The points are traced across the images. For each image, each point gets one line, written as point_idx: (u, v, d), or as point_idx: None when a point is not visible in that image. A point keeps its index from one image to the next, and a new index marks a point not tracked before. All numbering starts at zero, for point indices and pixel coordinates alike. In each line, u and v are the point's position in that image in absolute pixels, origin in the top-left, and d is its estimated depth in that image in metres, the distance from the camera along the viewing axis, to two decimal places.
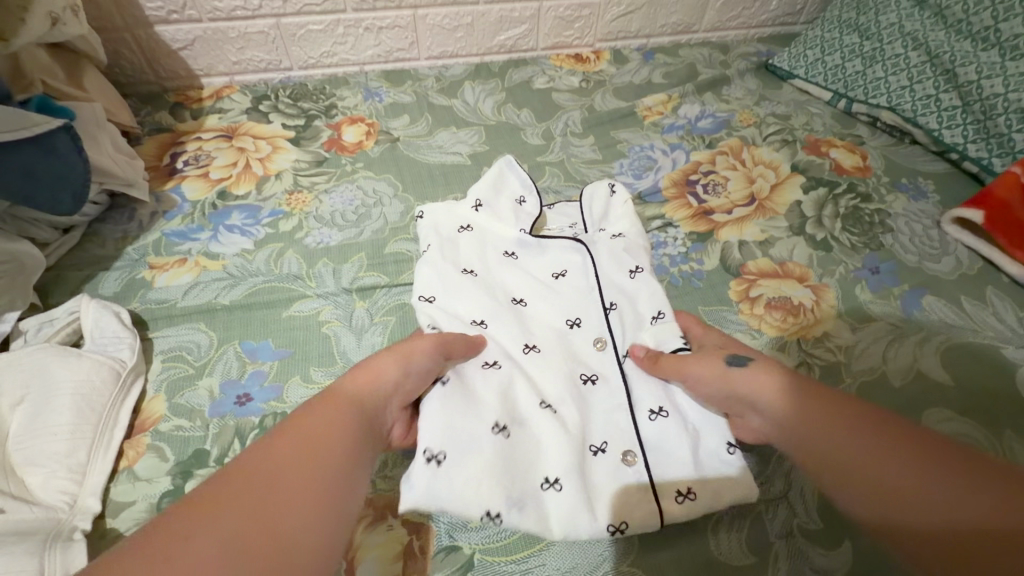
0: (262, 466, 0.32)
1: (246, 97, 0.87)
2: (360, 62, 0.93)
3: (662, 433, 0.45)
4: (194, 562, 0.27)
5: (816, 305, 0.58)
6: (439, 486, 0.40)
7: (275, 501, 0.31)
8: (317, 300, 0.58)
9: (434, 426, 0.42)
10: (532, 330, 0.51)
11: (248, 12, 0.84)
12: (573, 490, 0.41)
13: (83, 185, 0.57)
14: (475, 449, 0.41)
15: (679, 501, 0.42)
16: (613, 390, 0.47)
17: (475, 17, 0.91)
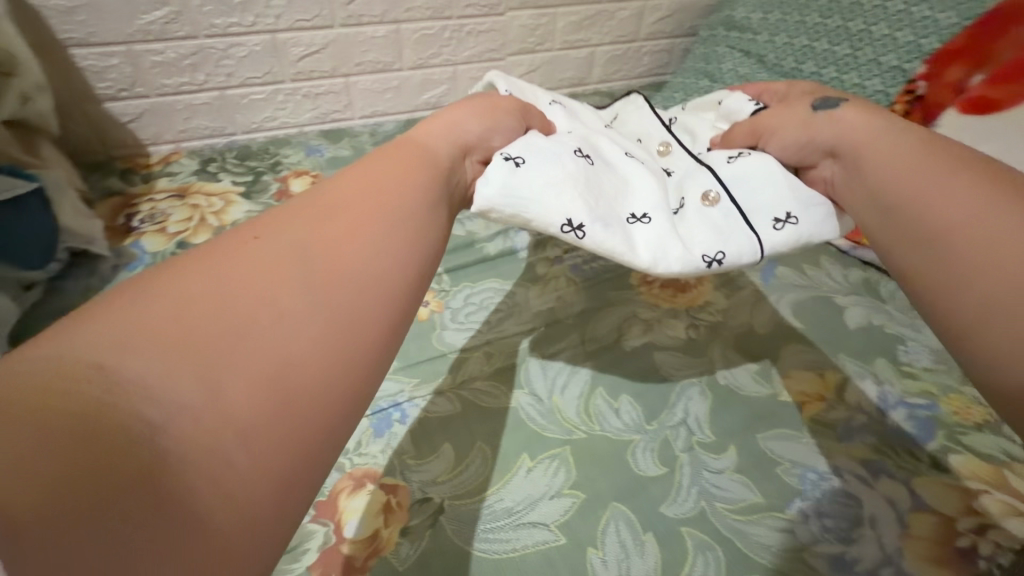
0: (331, 203, 0.37)
1: (194, 161, 0.95)
2: (300, 124, 1.04)
3: (743, 171, 0.54)
4: (271, 260, 0.31)
5: (698, 281, 0.73)
6: (514, 183, 0.49)
7: (338, 232, 0.35)
8: None
9: (520, 144, 0.52)
10: (596, 122, 0.64)
11: (194, 87, 0.93)
12: (660, 223, 0.52)
13: (53, 245, 0.66)
14: (550, 164, 0.51)
15: (778, 225, 0.51)
16: (685, 168, 0.59)
17: (401, 81, 1.06)
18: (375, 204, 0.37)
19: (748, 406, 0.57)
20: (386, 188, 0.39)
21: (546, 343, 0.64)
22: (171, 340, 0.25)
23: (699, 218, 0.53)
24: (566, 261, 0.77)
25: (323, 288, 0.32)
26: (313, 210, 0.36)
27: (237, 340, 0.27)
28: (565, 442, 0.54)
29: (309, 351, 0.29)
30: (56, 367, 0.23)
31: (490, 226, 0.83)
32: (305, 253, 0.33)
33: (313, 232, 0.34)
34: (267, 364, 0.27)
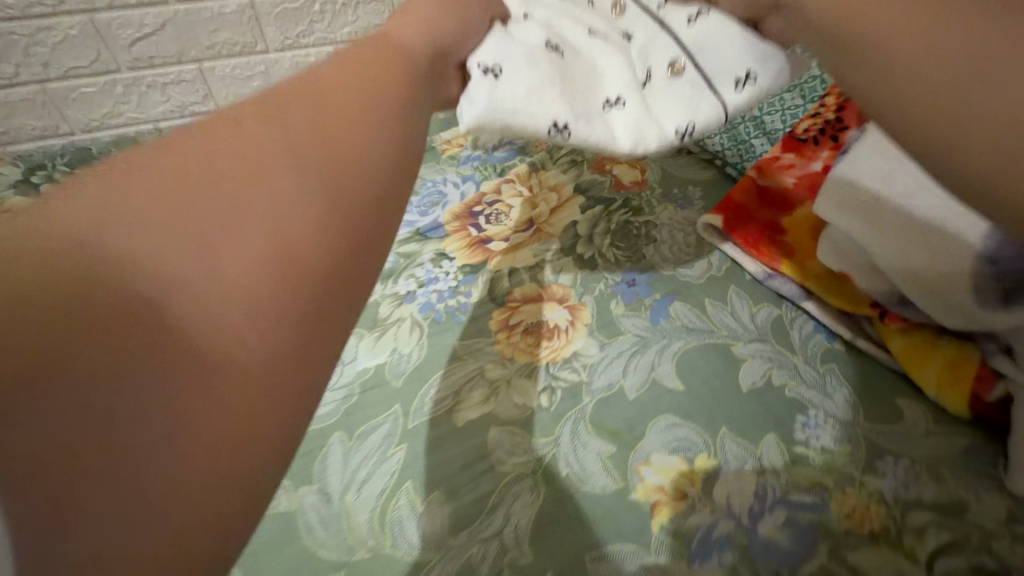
0: (322, 91, 0.35)
1: (15, 170, 0.81)
2: (152, 119, 0.90)
3: (704, 33, 0.42)
4: (257, 150, 0.31)
5: (570, 326, 0.61)
6: (498, 94, 0.39)
7: (332, 123, 0.33)
8: None
9: (487, 47, 0.41)
10: None
11: (5, 82, 0.80)
12: (636, 105, 0.42)
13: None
14: (523, 60, 0.40)
15: (740, 86, 0.41)
16: (645, 26, 0.45)
17: (269, 65, 0.90)
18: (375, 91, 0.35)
19: (583, 511, 0.46)
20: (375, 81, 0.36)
21: (359, 417, 0.52)
22: (181, 210, 0.28)
23: (665, 93, 0.43)
24: (418, 298, 0.64)
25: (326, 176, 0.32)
26: (313, 97, 0.34)
27: (241, 222, 0.29)
28: (339, 566, 0.43)
29: (316, 236, 0.30)
30: (43, 242, 0.24)
31: None
32: (308, 144, 0.32)
33: (306, 123, 0.33)
34: (278, 246, 0.29)
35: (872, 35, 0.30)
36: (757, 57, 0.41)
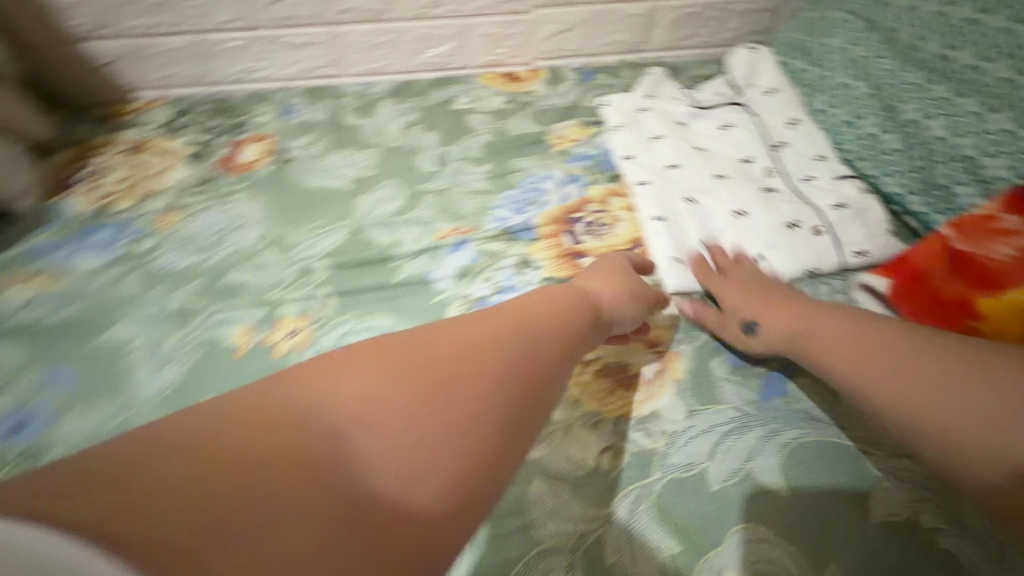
0: (490, 339, 0.41)
1: (168, 112, 0.89)
2: (285, 78, 0.92)
3: (811, 190, 0.64)
4: (418, 385, 0.36)
5: (655, 376, 0.51)
6: (635, 165, 0.70)
7: (505, 362, 0.40)
8: (130, 327, 0.57)
9: (626, 141, 0.73)
10: (692, 140, 0.72)
11: (167, 30, 0.84)
12: (777, 255, 0.58)
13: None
14: (664, 194, 0.65)
15: (856, 255, 0.58)
16: (764, 157, 0.68)
17: (397, 35, 0.88)
18: (495, 339, 0.41)
19: None
20: (526, 383, 0.40)
21: None
22: (296, 455, 0.31)
23: (807, 243, 0.59)
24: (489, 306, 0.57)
25: (470, 394, 0.37)
26: (415, 357, 0.38)
27: (399, 423, 0.34)
28: None
29: (401, 459, 0.33)
30: (204, 438, 0.30)
31: (422, 239, 0.65)
32: (477, 366, 0.38)
33: (472, 369, 0.38)
34: (416, 432, 0.34)
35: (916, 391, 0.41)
36: (868, 240, 0.59)
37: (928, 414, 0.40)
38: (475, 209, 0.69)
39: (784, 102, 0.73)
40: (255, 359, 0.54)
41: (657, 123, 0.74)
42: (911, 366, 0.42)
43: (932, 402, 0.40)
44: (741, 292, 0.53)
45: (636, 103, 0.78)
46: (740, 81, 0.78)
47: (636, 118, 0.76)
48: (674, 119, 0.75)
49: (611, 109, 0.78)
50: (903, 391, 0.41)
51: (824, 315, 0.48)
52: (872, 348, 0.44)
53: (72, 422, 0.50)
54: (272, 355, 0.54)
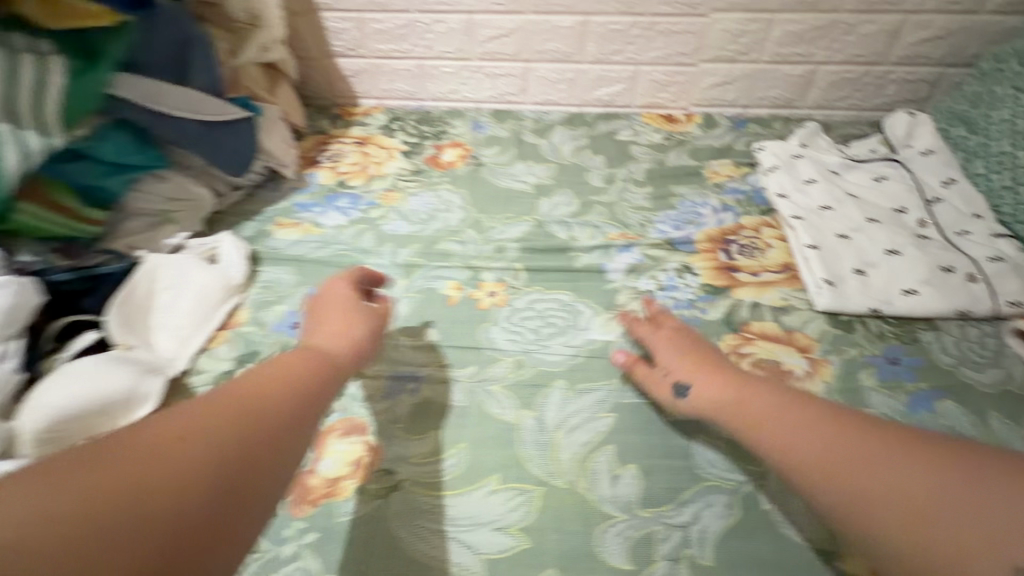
0: (277, 386, 0.43)
1: (385, 117, 1.10)
2: (477, 100, 1.11)
3: (966, 243, 0.69)
4: (210, 419, 0.37)
5: (806, 376, 0.59)
6: (789, 202, 0.78)
7: (282, 394, 0.43)
8: (371, 270, 0.74)
9: (780, 181, 0.82)
10: (845, 186, 0.79)
11: (401, 54, 1.05)
12: (928, 294, 0.64)
13: (239, 159, 0.77)
14: (817, 229, 0.73)
15: (1011, 305, 0.63)
16: (918, 209, 0.74)
17: (577, 74, 1.04)
18: (272, 392, 0.42)
19: (779, 553, 0.46)
20: (303, 411, 0.43)
21: (582, 375, 0.59)
22: (102, 460, 0.32)
23: (960, 287, 0.64)
24: (654, 299, 0.68)
25: (258, 420, 0.40)
26: (192, 407, 0.38)
27: (187, 452, 0.35)
28: (540, 482, 0.50)
29: (227, 447, 0.37)
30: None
31: (595, 237, 0.78)
32: (257, 401, 0.41)
33: (259, 403, 0.41)
34: (205, 451, 0.35)
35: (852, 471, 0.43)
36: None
37: (880, 492, 0.41)
38: (639, 220, 0.81)
39: (942, 163, 0.79)
40: (463, 307, 0.68)
41: (812, 168, 0.82)
42: (857, 440, 0.44)
43: (851, 476, 0.43)
44: (668, 345, 0.59)
45: (790, 150, 0.86)
46: (896, 140, 0.84)
47: (791, 162, 0.84)
48: (827, 166, 0.83)
49: (767, 153, 0.87)
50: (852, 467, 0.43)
51: (767, 383, 0.51)
52: (798, 424, 0.47)
53: None
54: (477, 307, 0.68)
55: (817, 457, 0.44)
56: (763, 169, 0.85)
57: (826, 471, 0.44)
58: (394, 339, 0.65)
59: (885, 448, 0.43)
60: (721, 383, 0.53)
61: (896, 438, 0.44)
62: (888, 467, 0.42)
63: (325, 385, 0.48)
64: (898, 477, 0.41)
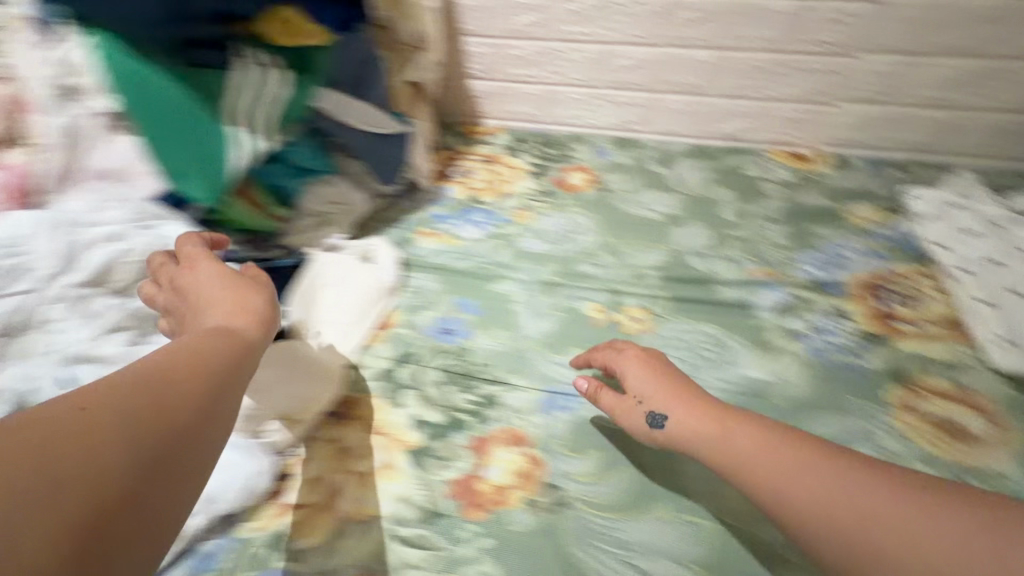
0: (183, 348, 0.43)
1: (508, 137, 1.14)
2: (598, 126, 1.12)
3: None
4: (114, 381, 0.38)
5: (984, 436, 0.58)
6: (949, 252, 0.76)
7: (199, 363, 0.42)
8: (513, 284, 0.76)
9: (937, 230, 0.79)
10: (1009, 242, 0.77)
11: (532, 79, 1.09)
12: None
13: (395, 170, 0.83)
14: (984, 285, 0.71)
15: None
16: None
17: (706, 106, 1.03)
18: (192, 363, 0.41)
19: None
20: (225, 378, 0.42)
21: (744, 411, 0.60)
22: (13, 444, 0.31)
23: None
24: (808, 340, 0.66)
25: (177, 390, 0.39)
26: (109, 386, 0.37)
27: (101, 429, 0.34)
28: (711, 516, 0.51)
29: (143, 416, 0.36)
30: None
31: (736, 272, 0.77)
32: (172, 368, 0.40)
33: (172, 368, 0.40)
34: (111, 420, 0.35)
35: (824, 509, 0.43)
36: None
37: (841, 529, 0.42)
38: (780, 258, 0.79)
39: None
40: (608, 330, 0.69)
41: (970, 220, 0.80)
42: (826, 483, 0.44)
43: (833, 515, 0.42)
44: (636, 372, 0.56)
45: (944, 198, 0.84)
46: None
47: (946, 212, 0.82)
48: (987, 219, 0.80)
49: (918, 200, 0.85)
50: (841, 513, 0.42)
51: (733, 417, 0.50)
52: (779, 462, 0.46)
53: (482, 339, 0.68)
54: (623, 331, 0.69)
55: (811, 507, 0.43)
56: (915, 217, 0.83)
57: (821, 519, 0.43)
58: (544, 355, 0.66)
59: (880, 493, 0.43)
60: (699, 414, 0.52)
61: (868, 475, 0.44)
62: (850, 498, 0.43)
63: (239, 351, 0.44)
64: (889, 511, 0.41)
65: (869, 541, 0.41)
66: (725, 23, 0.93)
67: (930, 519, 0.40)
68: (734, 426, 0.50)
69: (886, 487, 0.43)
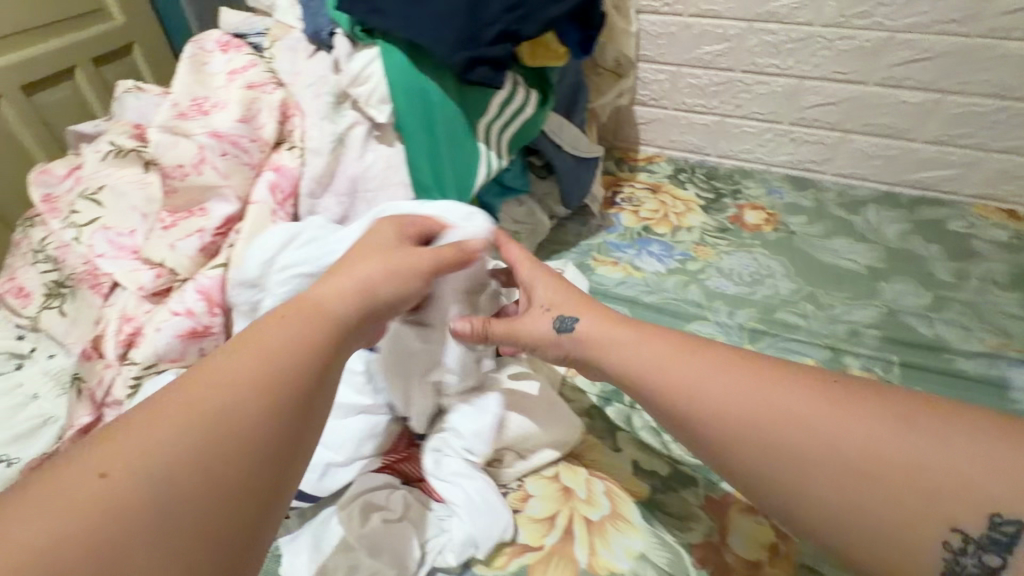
0: (289, 316, 0.36)
1: (669, 166, 1.09)
2: (770, 163, 1.05)
3: None
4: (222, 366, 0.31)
5: None
6: None
7: (299, 333, 0.34)
8: (712, 326, 0.72)
9: None
10: None
11: (705, 109, 1.04)
12: None
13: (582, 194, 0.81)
14: None
15: None
16: None
17: (904, 152, 0.95)
18: (296, 335, 0.34)
19: None
20: (330, 345, 0.35)
21: None
22: (122, 462, 0.27)
23: None
24: None
25: (282, 373, 0.32)
26: (210, 373, 0.31)
27: (212, 435, 0.28)
28: None
29: (254, 412, 0.30)
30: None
31: (971, 342, 0.69)
32: (276, 343, 0.33)
33: (273, 344, 0.33)
34: (218, 424, 0.29)
35: (733, 425, 0.39)
36: None
37: (779, 458, 0.37)
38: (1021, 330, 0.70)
39: None
40: None
41: None
42: (756, 403, 0.39)
43: (773, 445, 0.38)
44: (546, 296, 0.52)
45: None
46: None
47: None
48: None
49: None
50: (706, 406, 0.41)
51: (671, 346, 0.44)
52: (700, 373, 0.42)
53: None
54: None
55: (727, 420, 0.40)
56: None
57: (742, 434, 0.39)
58: None
59: (811, 408, 0.38)
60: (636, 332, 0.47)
61: (825, 396, 0.38)
62: (768, 406, 0.39)
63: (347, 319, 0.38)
64: (844, 445, 0.36)
65: (808, 471, 0.36)
66: (949, 65, 0.85)
67: (842, 421, 0.37)
68: (671, 349, 0.44)
69: (786, 388, 0.39)
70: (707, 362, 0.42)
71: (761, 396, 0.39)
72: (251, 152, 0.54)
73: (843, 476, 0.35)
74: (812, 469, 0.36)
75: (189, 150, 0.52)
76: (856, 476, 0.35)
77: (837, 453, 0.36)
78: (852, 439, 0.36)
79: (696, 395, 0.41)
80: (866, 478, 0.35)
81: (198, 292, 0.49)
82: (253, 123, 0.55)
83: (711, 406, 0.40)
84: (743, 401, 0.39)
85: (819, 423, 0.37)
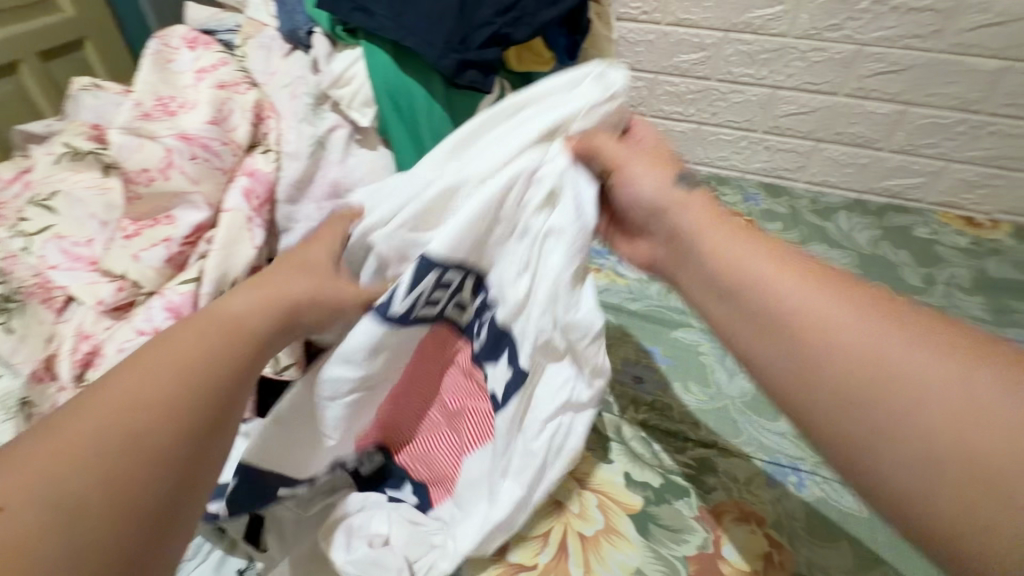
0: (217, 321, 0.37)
1: None
2: (745, 170, 1.07)
3: None
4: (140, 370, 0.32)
5: None
6: None
7: (222, 335, 0.36)
8: (696, 334, 0.71)
9: None
10: None
11: (682, 117, 1.05)
12: None
13: None
14: None
15: None
16: None
17: (872, 160, 0.98)
18: (222, 337, 0.36)
19: None
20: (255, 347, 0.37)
21: None
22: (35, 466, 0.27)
23: None
24: None
25: (199, 374, 0.34)
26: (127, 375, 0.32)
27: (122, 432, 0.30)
28: None
29: (161, 407, 0.31)
30: None
31: None
32: (195, 345, 0.35)
33: (189, 344, 0.35)
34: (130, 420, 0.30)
35: (833, 343, 0.35)
36: None
37: (867, 384, 0.33)
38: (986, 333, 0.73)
39: None
40: None
41: None
42: (866, 329, 0.34)
43: (865, 369, 0.33)
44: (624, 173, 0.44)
45: None
46: None
47: None
48: None
49: None
50: (805, 318, 0.36)
51: (784, 261, 0.39)
52: (803, 286, 0.37)
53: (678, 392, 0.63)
54: None
55: (827, 336, 0.35)
56: None
57: (832, 353, 0.34)
58: (752, 418, 0.61)
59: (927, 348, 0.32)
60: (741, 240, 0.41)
61: (952, 344, 0.32)
62: (873, 335, 0.34)
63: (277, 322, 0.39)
64: (949, 392, 0.30)
65: (886, 406, 0.32)
66: (915, 78, 0.89)
67: (968, 368, 0.31)
68: (776, 261, 0.39)
69: (908, 326, 0.34)
70: (817, 281, 0.37)
71: (880, 322, 0.34)
72: (223, 156, 0.50)
73: (927, 422, 0.30)
74: (898, 405, 0.32)
75: (155, 154, 0.49)
76: (972, 419, 0.29)
77: (942, 397, 0.31)
78: (976, 390, 0.30)
79: (786, 305, 0.37)
80: (972, 433, 0.29)
81: (167, 309, 0.46)
82: (224, 125, 0.52)
83: (807, 318, 0.36)
84: (849, 320, 0.35)
85: (933, 365, 0.31)
